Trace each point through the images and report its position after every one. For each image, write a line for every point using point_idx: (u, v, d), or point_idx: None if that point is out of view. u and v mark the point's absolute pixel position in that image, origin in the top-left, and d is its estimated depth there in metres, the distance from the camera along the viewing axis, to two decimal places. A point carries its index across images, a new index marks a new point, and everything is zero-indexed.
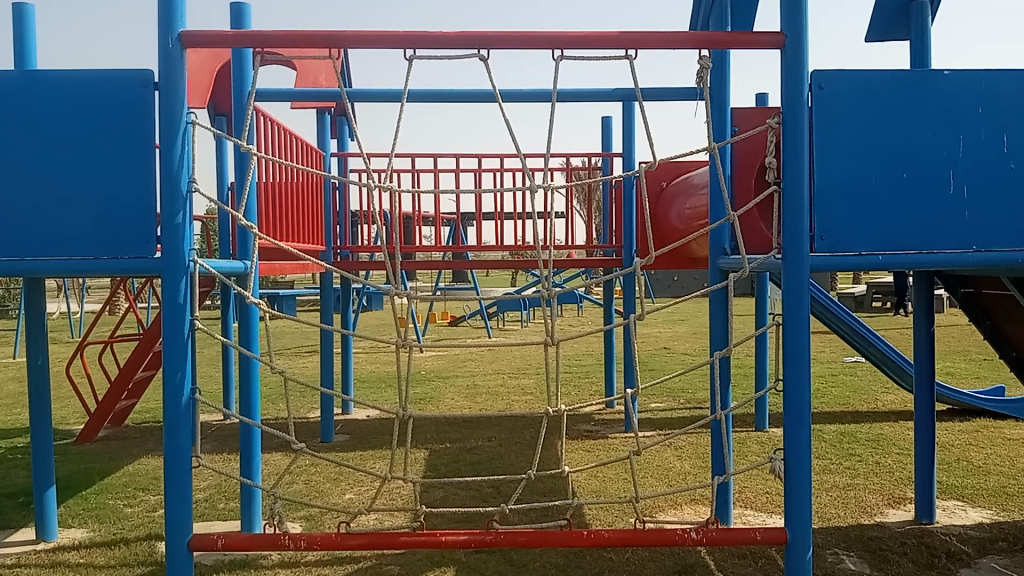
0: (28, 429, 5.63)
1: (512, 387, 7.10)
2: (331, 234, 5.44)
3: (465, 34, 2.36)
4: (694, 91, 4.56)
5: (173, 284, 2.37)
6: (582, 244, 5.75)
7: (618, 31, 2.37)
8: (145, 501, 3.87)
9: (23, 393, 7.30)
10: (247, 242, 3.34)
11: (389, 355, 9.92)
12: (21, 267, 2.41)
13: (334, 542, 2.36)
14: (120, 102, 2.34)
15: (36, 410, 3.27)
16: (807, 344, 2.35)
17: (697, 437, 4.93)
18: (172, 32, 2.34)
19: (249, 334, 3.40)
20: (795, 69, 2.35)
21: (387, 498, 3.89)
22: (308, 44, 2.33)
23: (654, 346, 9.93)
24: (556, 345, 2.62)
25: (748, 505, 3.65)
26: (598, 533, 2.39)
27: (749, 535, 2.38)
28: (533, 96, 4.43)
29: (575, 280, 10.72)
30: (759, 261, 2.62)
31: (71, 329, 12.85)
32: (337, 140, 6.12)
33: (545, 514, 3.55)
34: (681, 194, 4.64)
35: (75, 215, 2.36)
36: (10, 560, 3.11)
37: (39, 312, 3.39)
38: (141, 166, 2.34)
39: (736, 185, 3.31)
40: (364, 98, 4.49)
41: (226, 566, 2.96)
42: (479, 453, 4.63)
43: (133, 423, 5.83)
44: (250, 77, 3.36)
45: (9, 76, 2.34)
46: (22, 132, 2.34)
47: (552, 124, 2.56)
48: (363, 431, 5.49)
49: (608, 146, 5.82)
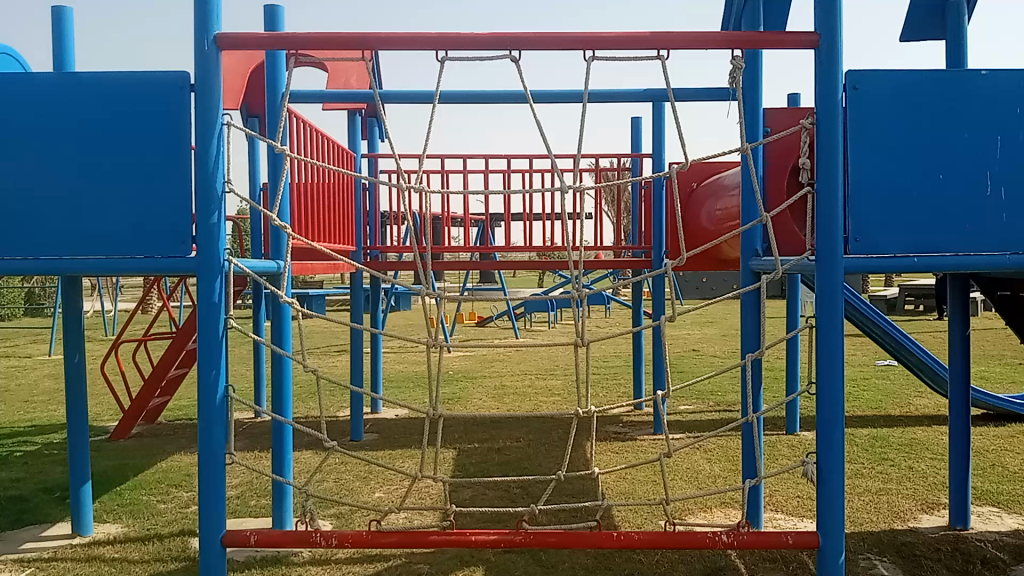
0: (64, 426, 5.73)
1: (540, 388, 7.09)
2: (360, 235, 5.49)
3: (496, 36, 2.37)
4: (725, 91, 4.53)
5: (209, 283, 2.40)
6: (611, 245, 5.73)
7: (649, 32, 2.37)
8: (178, 497, 3.92)
9: (60, 390, 7.42)
10: (280, 243, 3.36)
11: (418, 356, 9.95)
12: (59, 266, 2.45)
13: (365, 539, 2.39)
14: (157, 102, 2.37)
15: (72, 407, 3.32)
16: (842, 346, 2.33)
17: (726, 441, 4.89)
18: (208, 34, 2.37)
19: (281, 333, 3.41)
20: (828, 68, 2.33)
21: (417, 497, 3.91)
22: (340, 46, 2.36)
23: (683, 348, 9.86)
24: (586, 346, 2.61)
25: (779, 509, 3.62)
26: (628, 534, 2.39)
27: (781, 539, 2.37)
28: (563, 97, 4.43)
29: (604, 281, 10.67)
30: (792, 262, 2.61)
31: (107, 326, 13.07)
32: (367, 140, 6.16)
33: (574, 515, 3.55)
34: (712, 195, 4.59)
35: (111, 214, 2.40)
36: (47, 554, 3.16)
37: (76, 310, 3.41)
38: (178, 168, 2.38)
39: (768, 185, 3.24)
40: (395, 100, 4.51)
41: (258, 563, 2.99)
42: (507, 453, 4.63)
43: (166, 420, 5.91)
44: (284, 79, 3.40)
45: (49, 77, 2.39)
46: (61, 133, 2.39)
47: (583, 127, 2.57)
48: (392, 430, 5.52)
49: (638, 147, 5.79)
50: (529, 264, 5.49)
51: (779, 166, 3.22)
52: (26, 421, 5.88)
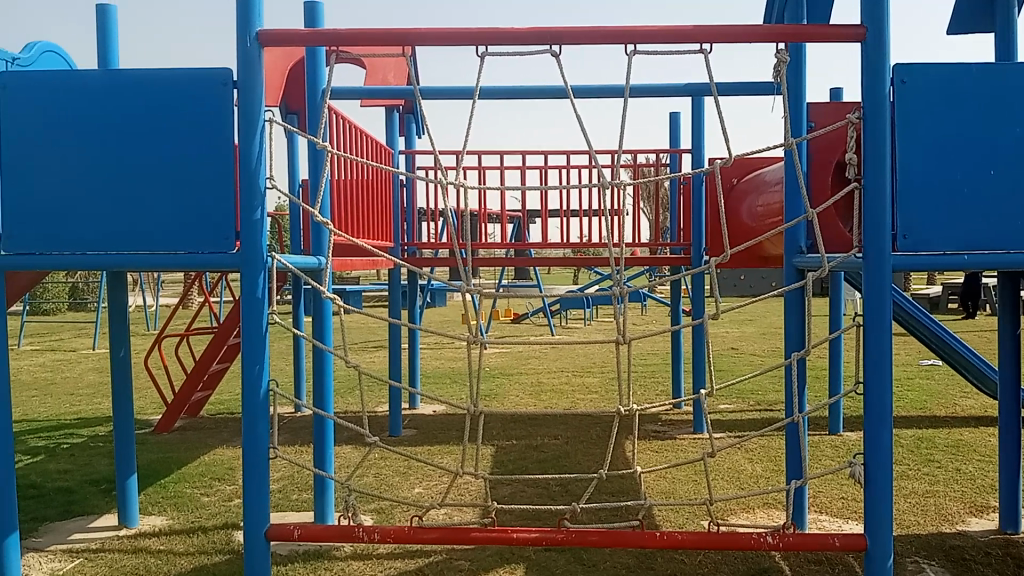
0: (109, 419, 5.83)
1: (577, 385, 7.07)
2: (398, 231, 5.51)
3: (537, 31, 2.36)
4: (768, 86, 4.47)
5: (252, 277, 2.41)
6: (649, 242, 5.68)
7: (692, 25, 2.34)
8: (221, 490, 3.96)
9: (105, 383, 7.55)
10: (321, 240, 3.37)
11: (455, 352, 9.96)
12: (105, 261, 2.48)
13: (407, 535, 2.40)
14: (199, 97, 2.39)
15: (118, 402, 3.37)
16: (890, 346, 2.28)
17: (769, 440, 4.83)
18: (251, 31, 2.39)
19: (322, 327, 3.43)
20: (876, 62, 2.28)
21: (456, 493, 3.92)
22: (379, 42, 2.37)
23: (722, 346, 9.76)
24: (628, 344, 2.59)
25: (824, 510, 3.57)
26: (671, 534, 2.37)
27: (828, 541, 2.34)
28: (603, 92, 4.40)
29: (641, 279, 10.57)
30: (839, 260, 2.56)
31: (149, 321, 13.26)
32: (404, 137, 6.17)
33: (615, 514, 3.53)
34: (753, 191, 4.51)
35: (151, 210, 2.43)
36: (94, 545, 3.21)
37: (121, 305, 3.46)
38: (221, 163, 2.39)
39: (811, 181, 3.16)
40: (435, 96, 4.51)
41: (300, 556, 3.02)
42: (546, 451, 4.62)
43: (208, 414, 5.98)
44: (324, 76, 3.41)
45: (93, 74, 2.42)
46: (104, 130, 2.42)
47: (623, 120, 2.56)
48: (430, 426, 5.53)
49: (676, 142, 5.74)
50: (566, 260, 5.47)
51: (823, 162, 3.13)
52: (72, 414, 5.99)
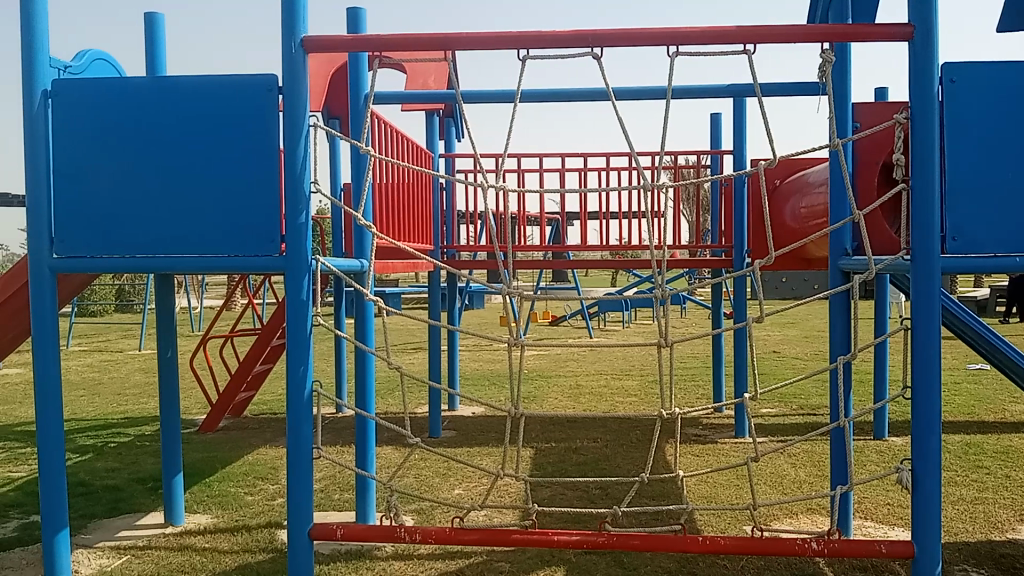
0: (155, 418, 5.94)
1: (617, 389, 7.04)
2: (438, 234, 5.54)
3: (578, 33, 2.36)
4: (811, 86, 4.42)
5: (297, 280, 2.43)
6: (690, 244, 5.64)
7: (735, 26, 2.33)
8: (265, 490, 4.02)
9: (151, 383, 7.69)
10: (363, 242, 3.40)
11: (494, 354, 9.98)
12: (154, 264, 2.53)
13: (449, 536, 2.42)
14: (245, 103, 2.43)
15: (166, 402, 3.43)
16: (939, 348, 2.24)
17: (812, 445, 4.77)
18: (295, 37, 2.41)
19: (364, 329, 3.47)
20: (924, 61, 2.23)
21: (497, 495, 3.93)
22: (421, 47, 2.39)
23: (763, 349, 9.66)
24: (670, 346, 2.58)
25: (869, 516, 3.51)
26: (713, 539, 2.36)
27: (874, 547, 2.30)
28: (644, 94, 4.38)
29: (681, 281, 10.49)
30: (886, 262, 2.52)
31: (192, 322, 13.48)
32: (444, 141, 6.21)
33: (656, 518, 3.51)
34: (796, 192, 4.46)
35: (200, 214, 2.47)
36: (142, 542, 3.28)
37: (169, 307, 3.52)
38: (267, 169, 2.43)
39: (857, 183, 3.11)
40: (475, 99, 4.53)
41: (343, 556, 3.04)
42: (585, 453, 4.61)
43: (252, 414, 6.06)
44: (367, 80, 3.44)
45: (143, 82, 2.47)
46: (154, 137, 2.47)
47: (666, 122, 2.56)
48: (470, 428, 5.55)
49: (717, 144, 5.70)
50: (605, 262, 5.45)
51: (869, 164, 3.09)
52: (119, 414, 6.12)
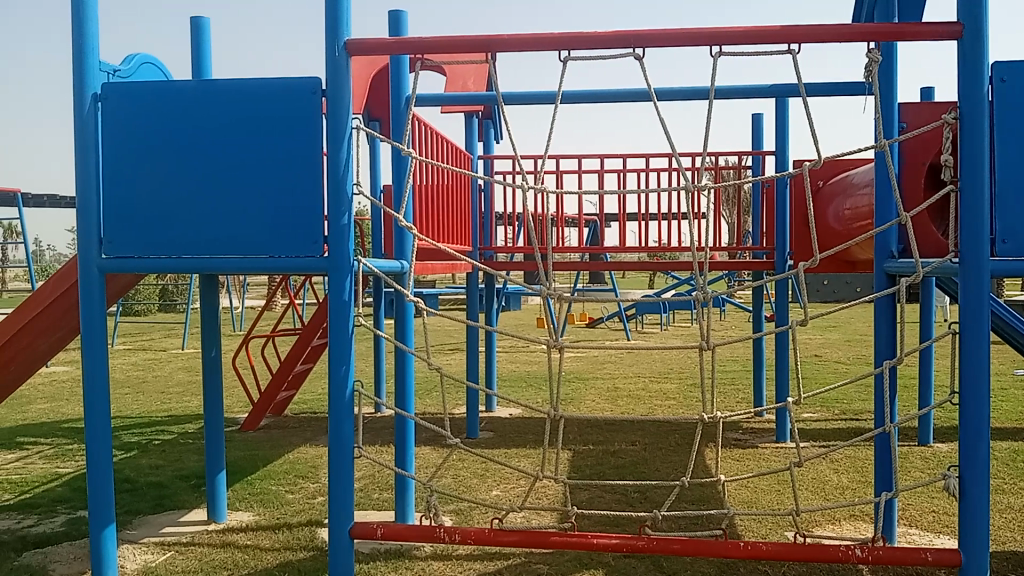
0: (198, 416, 6.04)
1: (655, 391, 6.99)
2: (476, 235, 5.55)
3: (620, 34, 2.35)
4: (856, 86, 4.35)
5: (339, 281, 2.45)
6: (731, 246, 5.59)
7: (779, 26, 2.30)
8: (305, 488, 4.06)
9: (194, 382, 7.82)
10: (404, 244, 3.42)
11: (531, 355, 9.97)
12: (200, 264, 2.57)
13: (488, 537, 2.42)
14: (290, 105, 2.46)
15: (209, 400, 3.48)
16: (988, 353, 2.19)
17: (855, 451, 4.70)
18: (339, 40, 2.44)
19: (404, 330, 3.49)
20: (973, 60, 2.19)
21: (536, 496, 3.93)
22: (462, 49, 2.40)
23: (804, 353, 9.53)
24: (711, 350, 2.56)
25: (913, 523, 3.45)
26: (755, 545, 2.33)
27: (919, 555, 2.26)
28: (686, 94, 4.35)
29: (720, 284, 10.38)
30: (933, 265, 2.47)
31: (234, 322, 13.67)
32: (483, 142, 6.22)
33: (695, 523, 3.49)
34: (840, 194, 4.39)
35: (247, 214, 2.50)
36: (185, 539, 3.33)
37: (213, 307, 3.58)
38: (310, 170, 2.45)
39: (903, 185, 3.06)
40: (515, 101, 4.54)
41: (382, 555, 3.06)
42: (623, 456, 4.59)
43: (292, 413, 6.13)
44: (408, 82, 3.47)
45: (190, 85, 2.51)
46: (201, 139, 2.51)
47: (709, 123, 2.55)
48: (508, 429, 5.55)
49: (759, 145, 5.64)
50: (643, 263, 5.42)
51: (916, 165, 3.03)
52: (163, 411, 6.22)
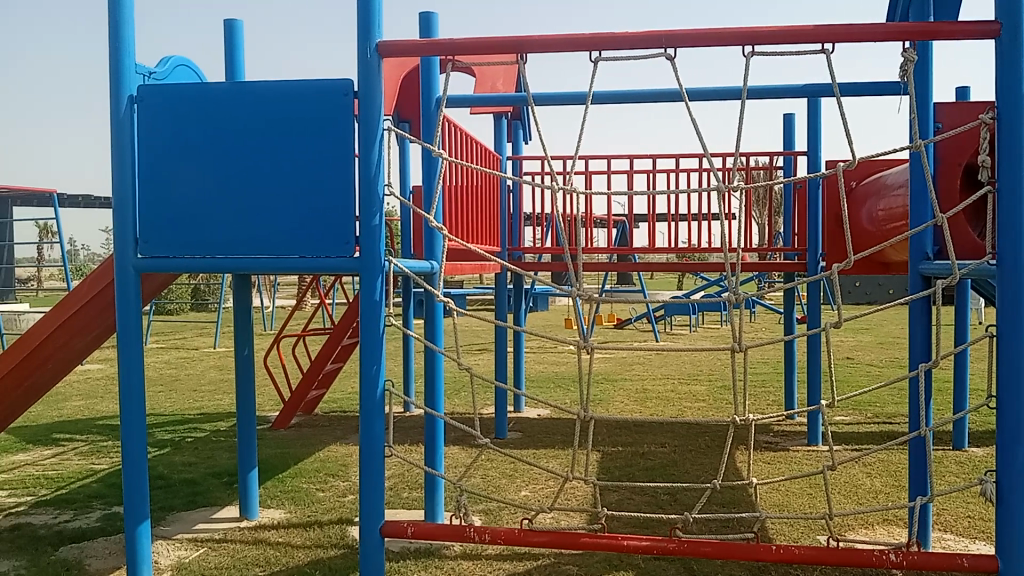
0: (229, 414, 6.10)
1: (684, 393, 6.96)
2: (505, 235, 5.56)
3: (652, 34, 2.35)
4: (890, 85, 4.30)
5: (371, 282, 2.47)
6: (762, 247, 5.54)
7: (813, 25, 2.29)
8: (335, 486, 4.09)
9: (226, 380, 7.91)
10: (434, 244, 3.43)
11: (559, 356, 9.97)
12: (233, 264, 2.59)
13: (518, 538, 2.43)
14: (322, 107, 2.48)
15: (242, 398, 3.52)
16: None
17: (888, 455, 4.64)
18: (371, 42, 2.46)
19: (433, 329, 3.50)
20: (1012, 59, 2.16)
21: (565, 497, 3.93)
22: (494, 50, 2.41)
23: (836, 356, 9.42)
24: (744, 351, 2.54)
25: (948, 528, 3.40)
26: (787, 548, 2.31)
27: (955, 561, 2.24)
28: (717, 94, 4.33)
29: (750, 285, 10.30)
30: (970, 267, 2.44)
31: (265, 321, 13.80)
32: (511, 143, 6.23)
33: (726, 525, 3.47)
34: (873, 195, 4.35)
35: (281, 215, 2.53)
36: (218, 535, 3.37)
37: (246, 306, 3.61)
38: (341, 171, 2.47)
39: (938, 185, 3.01)
40: (545, 102, 4.54)
41: (411, 554, 3.08)
42: (653, 458, 4.58)
43: (322, 412, 6.18)
44: (438, 83, 3.48)
45: (224, 87, 2.54)
46: (235, 140, 2.54)
47: (742, 123, 2.54)
48: (536, 429, 5.55)
49: (790, 145, 5.59)
50: (673, 264, 5.39)
51: (951, 165, 2.99)
52: (195, 409, 6.30)
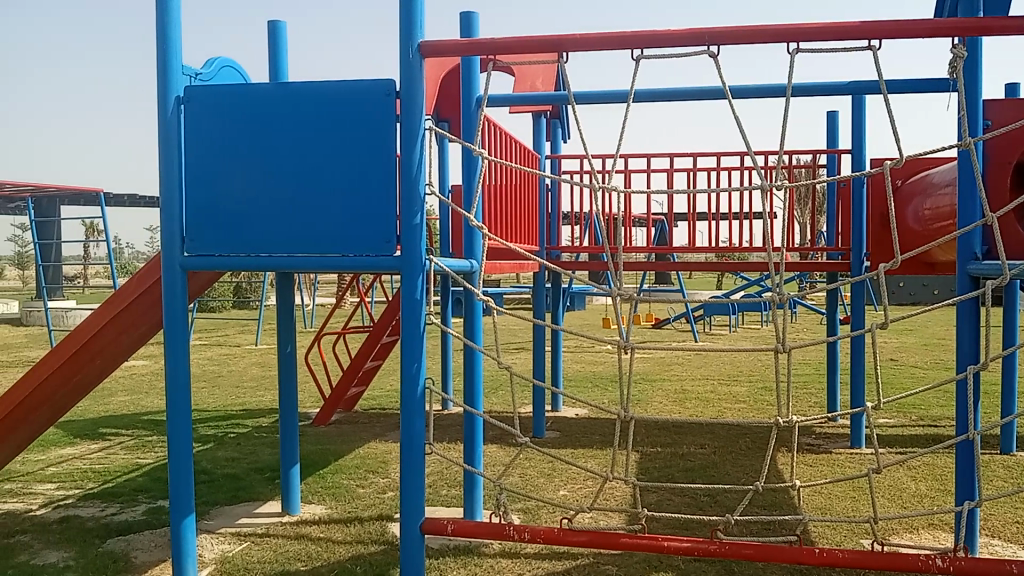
0: (271, 410, 6.19)
1: (724, 394, 6.90)
2: (544, 234, 5.56)
3: (695, 32, 2.34)
4: (938, 82, 4.22)
5: (411, 280, 2.49)
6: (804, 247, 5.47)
7: (860, 21, 2.26)
8: (375, 483, 4.13)
9: (267, 377, 8.01)
10: (473, 243, 3.43)
11: (597, 356, 9.93)
12: (277, 262, 2.63)
13: (557, 537, 2.43)
14: (366, 106, 2.50)
15: (284, 394, 3.57)
16: None
17: (934, 458, 4.56)
18: (413, 42, 2.47)
19: (472, 327, 3.51)
20: None
21: (604, 498, 3.92)
22: (536, 49, 2.41)
23: (880, 357, 9.26)
24: (787, 351, 2.51)
25: (997, 534, 3.33)
26: (830, 552, 2.29)
27: (1004, 567, 2.19)
28: (760, 92, 4.28)
29: (792, 286, 10.16)
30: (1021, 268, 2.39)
31: (305, 320, 13.95)
32: (550, 142, 6.22)
33: (767, 528, 3.44)
34: (919, 194, 4.27)
35: (325, 216, 2.56)
36: (261, 530, 3.42)
37: (288, 303, 3.66)
38: (384, 170, 2.50)
39: (987, 184, 2.95)
40: (586, 100, 4.53)
41: (451, 551, 3.09)
42: (692, 459, 4.54)
43: (362, 409, 6.23)
44: (478, 82, 3.48)
45: (270, 87, 2.58)
46: (280, 139, 2.57)
47: (785, 120, 2.52)
48: (574, 429, 5.54)
49: (834, 143, 5.51)
50: (713, 264, 5.35)
51: (1001, 163, 2.93)
52: (238, 406, 6.39)
